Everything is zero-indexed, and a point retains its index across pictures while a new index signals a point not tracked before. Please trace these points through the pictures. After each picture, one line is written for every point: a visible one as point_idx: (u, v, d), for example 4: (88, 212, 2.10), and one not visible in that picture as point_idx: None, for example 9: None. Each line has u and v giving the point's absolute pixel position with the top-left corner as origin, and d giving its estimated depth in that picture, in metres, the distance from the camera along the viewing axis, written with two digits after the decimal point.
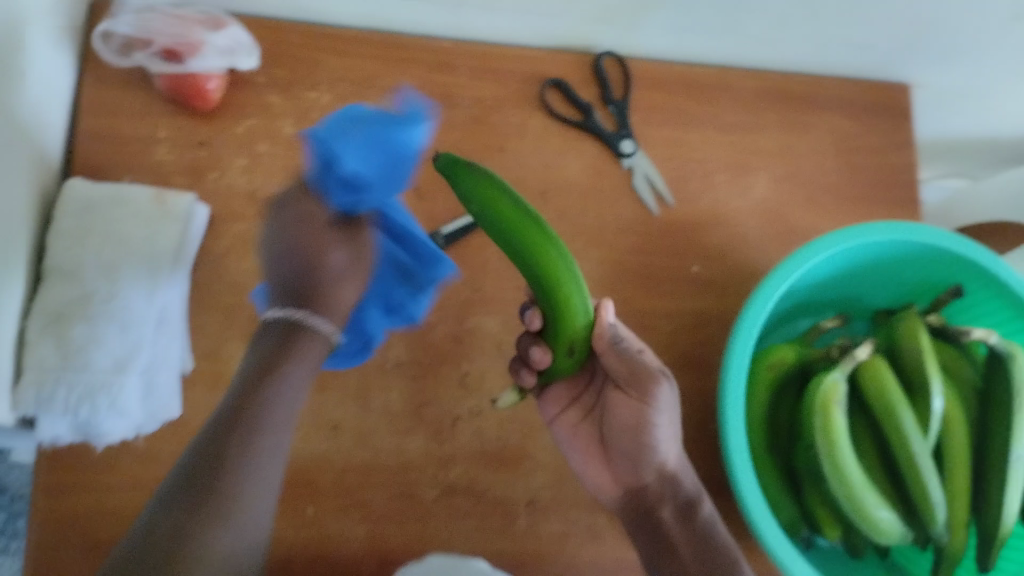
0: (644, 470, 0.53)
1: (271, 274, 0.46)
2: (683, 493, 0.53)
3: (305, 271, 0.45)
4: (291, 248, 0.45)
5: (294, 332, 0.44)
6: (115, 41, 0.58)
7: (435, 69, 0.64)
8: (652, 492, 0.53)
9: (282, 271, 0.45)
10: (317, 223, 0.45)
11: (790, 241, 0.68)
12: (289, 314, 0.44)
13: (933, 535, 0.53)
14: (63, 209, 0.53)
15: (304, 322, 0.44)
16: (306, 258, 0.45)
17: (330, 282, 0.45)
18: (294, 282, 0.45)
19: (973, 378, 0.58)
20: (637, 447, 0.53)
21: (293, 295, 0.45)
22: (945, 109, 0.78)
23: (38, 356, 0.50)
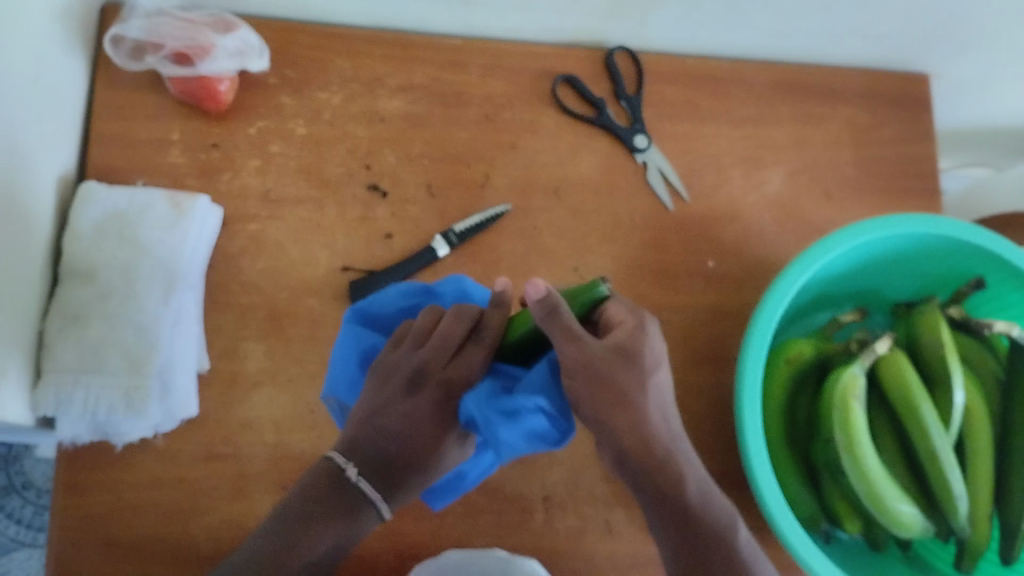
0: (620, 425, 0.43)
1: (368, 442, 0.45)
2: (666, 478, 0.43)
3: (399, 453, 0.45)
4: (399, 437, 0.45)
5: (347, 495, 0.43)
6: (126, 45, 0.59)
7: (445, 67, 0.64)
8: (636, 452, 0.43)
9: (377, 445, 0.45)
10: (438, 424, 0.46)
11: (807, 234, 0.67)
12: (350, 478, 0.43)
13: (955, 528, 0.52)
14: (79, 213, 0.54)
15: (374, 502, 0.43)
16: (417, 443, 0.45)
17: (394, 473, 0.45)
18: (379, 454, 0.45)
19: (996, 370, 0.57)
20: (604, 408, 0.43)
21: (376, 467, 0.44)
22: (965, 99, 0.77)
23: (58, 358, 0.51)
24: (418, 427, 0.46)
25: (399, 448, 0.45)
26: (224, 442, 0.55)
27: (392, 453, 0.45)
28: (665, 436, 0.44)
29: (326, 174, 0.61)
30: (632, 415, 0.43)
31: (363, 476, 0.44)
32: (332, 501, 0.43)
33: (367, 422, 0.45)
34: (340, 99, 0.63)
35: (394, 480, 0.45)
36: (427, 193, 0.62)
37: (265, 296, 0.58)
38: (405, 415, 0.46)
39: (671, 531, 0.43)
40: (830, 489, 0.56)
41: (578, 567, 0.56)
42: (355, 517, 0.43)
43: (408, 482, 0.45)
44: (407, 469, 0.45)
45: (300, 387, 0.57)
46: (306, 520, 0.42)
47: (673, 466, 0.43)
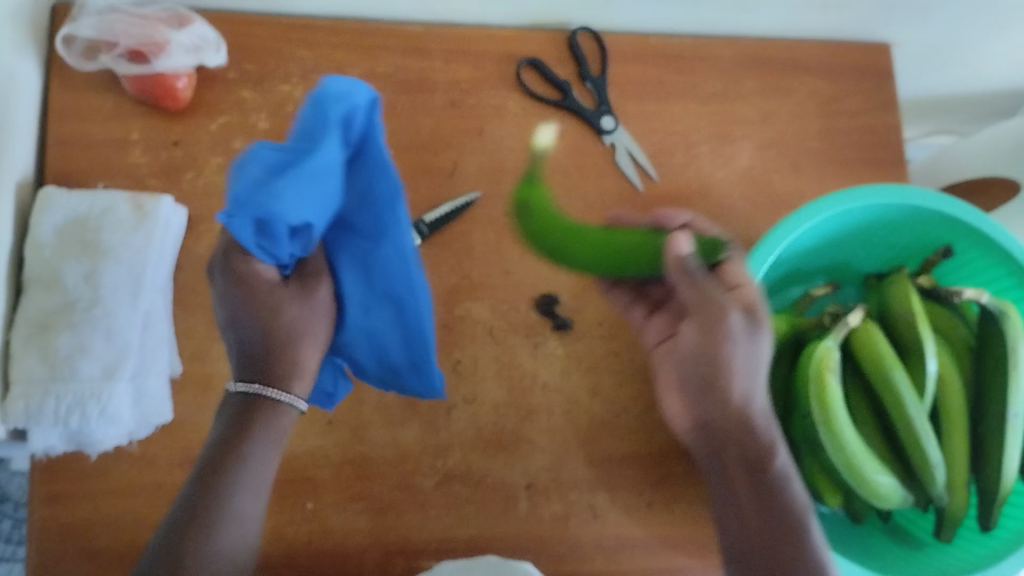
0: (712, 403, 0.48)
1: (233, 334, 0.42)
2: (753, 448, 0.47)
3: (254, 335, 0.42)
4: (246, 318, 0.42)
5: (254, 408, 0.41)
6: (78, 44, 0.57)
7: (408, 55, 0.64)
8: (719, 427, 0.48)
9: (243, 339, 0.42)
10: (259, 295, 0.42)
11: (776, 209, 0.67)
12: (247, 388, 0.42)
13: (933, 496, 0.53)
14: (40, 218, 0.53)
15: (269, 396, 0.41)
16: (267, 326, 0.42)
17: (271, 355, 0.42)
18: (246, 346, 0.42)
19: (967, 336, 0.57)
20: (713, 378, 0.47)
21: (251, 362, 0.42)
22: (927, 67, 0.77)
23: (26, 369, 0.50)
24: (246, 296, 0.42)
25: (259, 330, 0.42)
26: (201, 446, 0.54)
27: (259, 335, 0.42)
28: (744, 408, 0.47)
29: None
30: (738, 387, 0.47)
31: (255, 378, 0.42)
32: (240, 415, 0.41)
33: (224, 327, 0.43)
34: (303, 91, 0.61)
35: (274, 367, 0.42)
36: None
37: None
38: (232, 287, 0.42)
39: (741, 496, 0.48)
40: (810, 463, 0.56)
41: (565, 552, 0.56)
42: (259, 430, 0.41)
43: (278, 367, 0.42)
44: (271, 356, 0.42)
45: None
46: (228, 445, 0.41)
47: (757, 437, 0.47)
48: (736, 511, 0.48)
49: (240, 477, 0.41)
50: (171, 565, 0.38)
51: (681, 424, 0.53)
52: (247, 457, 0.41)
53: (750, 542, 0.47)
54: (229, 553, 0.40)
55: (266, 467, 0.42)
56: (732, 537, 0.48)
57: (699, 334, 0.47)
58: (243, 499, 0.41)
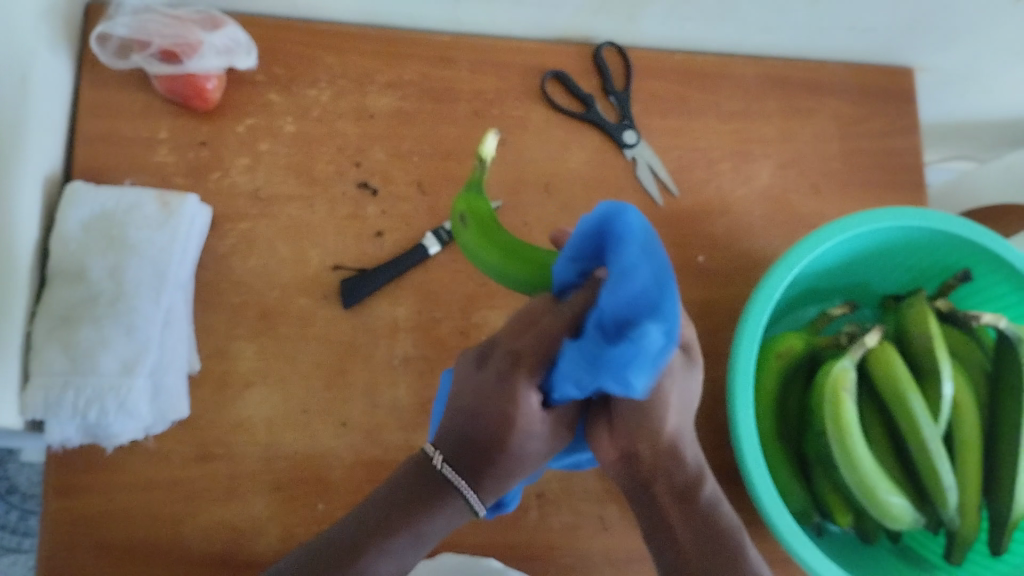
0: (636, 438, 0.43)
1: (454, 424, 0.43)
2: (681, 477, 0.44)
3: (481, 431, 0.42)
4: (475, 413, 0.42)
5: (436, 482, 0.42)
6: (112, 44, 0.58)
7: (434, 64, 0.64)
8: (645, 462, 0.44)
9: (468, 431, 0.42)
10: (514, 402, 0.41)
11: (795, 228, 0.67)
12: (436, 465, 0.42)
13: (944, 518, 0.53)
14: (66, 212, 0.54)
15: (458, 489, 0.42)
16: (497, 426, 0.41)
17: (493, 453, 0.42)
18: (465, 436, 0.42)
19: (983, 360, 0.57)
20: (647, 410, 0.42)
21: (466, 451, 0.42)
22: (950, 92, 0.77)
23: (46, 360, 0.51)
24: (491, 414, 0.41)
25: (490, 428, 0.41)
26: (216, 443, 0.55)
27: (484, 435, 0.41)
28: (674, 438, 0.44)
29: (316, 172, 0.61)
30: (671, 419, 0.43)
31: (448, 462, 0.42)
32: (432, 483, 0.42)
33: (458, 412, 0.43)
34: (329, 96, 0.62)
35: (481, 473, 0.42)
36: (417, 190, 0.62)
37: (256, 295, 0.58)
38: (489, 379, 0.42)
39: (678, 532, 0.44)
40: (822, 482, 0.56)
41: (573, 563, 0.56)
42: (443, 504, 0.42)
43: (492, 479, 0.42)
44: (491, 454, 0.42)
45: (293, 387, 0.56)
46: (400, 506, 0.42)
47: (685, 467, 0.45)
48: (670, 550, 0.44)
49: (391, 543, 0.41)
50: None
51: (608, 457, 0.48)
52: (410, 526, 0.42)
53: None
54: None
55: (420, 545, 0.42)
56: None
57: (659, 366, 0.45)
58: (399, 557, 0.42)
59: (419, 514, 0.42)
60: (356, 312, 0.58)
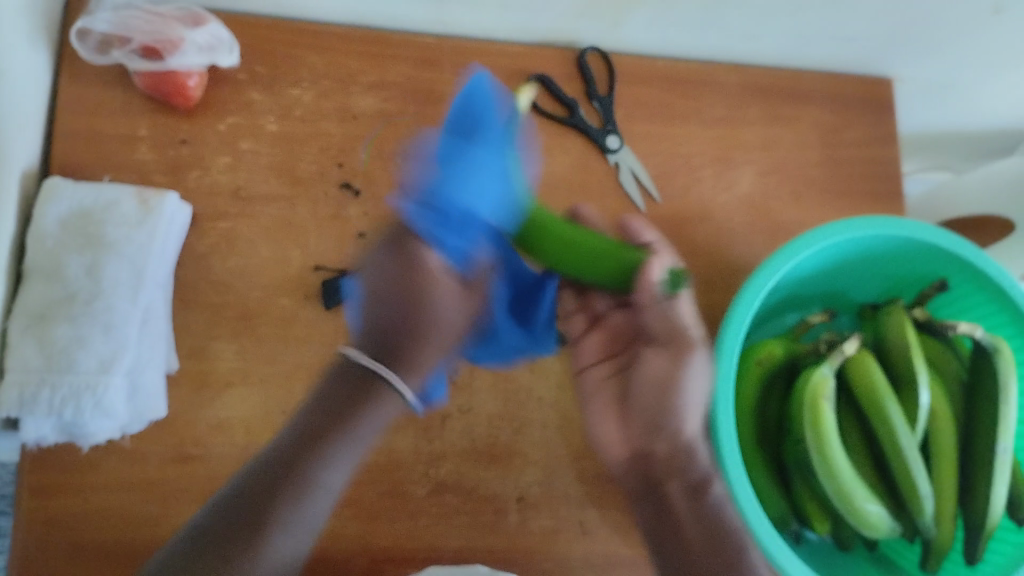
0: (658, 437, 0.51)
1: (371, 314, 0.43)
2: (695, 476, 0.51)
3: (399, 319, 0.43)
4: (391, 299, 0.43)
5: (362, 384, 0.42)
6: (92, 38, 0.57)
7: (418, 65, 0.64)
8: (662, 463, 0.51)
9: (381, 318, 0.43)
10: (419, 279, 0.43)
11: (775, 236, 0.68)
12: (368, 366, 0.42)
13: (920, 526, 0.53)
14: (44, 207, 0.53)
15: (385, 378, 0.42)
16: (416, 313, 0.43)
17: (415, 335, 0.43)
18: (387, 328, 0.43)
19: (959, 371, 0.58)
20: (666, 408, 0.51)
21: (382, 339, 0.42)
22: (928, 103, 0.78)
23: (22, 357, 0.50)
24: (393, 291, 0.43)
25: (399, 313, 0.43)
26: (193, 444, 0.54)
27: (403, 319, 0.43)
28: (692, 438, 0.51)
29: (298, 172, 0.60)
30: (691, 420, 0.51)
31: (376, 360, 0.42)
32: (353, 386, 0.42)
33: (375, 299, 0.43)
34: (312, 95, 0.62)
35: (398, 355, 0.42)
36: (400, 192, 0.62)
37: (236, 295, 0.57)
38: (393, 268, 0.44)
39: (687, 527, 0.50)
40: (800, 489, 0.56)
41: (552, 568, 0.56)
42: (362, 413, 0.41)
43: (413, 353, 0.43)
44: (409, 335, 0.43)
45: (272, 388, 0.56)
46: (330, 419, 0.41)
47: (699, 466, 0.51)
48: (674, 538, 0.50)
49: (330, 453, 0.41)
50: (238, 530, 0.39)
51: (620, 454, 0.54)
52: (339, 436, 0.41)
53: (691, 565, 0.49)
54: (289, 544, 0.40)
55: (345, 459, 0.42)
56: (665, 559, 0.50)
57: (670, 363, 0.51)
58: (328, 476, 0.41)
59: (341, 429, 0.41)
60: (337, 314, 0.58)
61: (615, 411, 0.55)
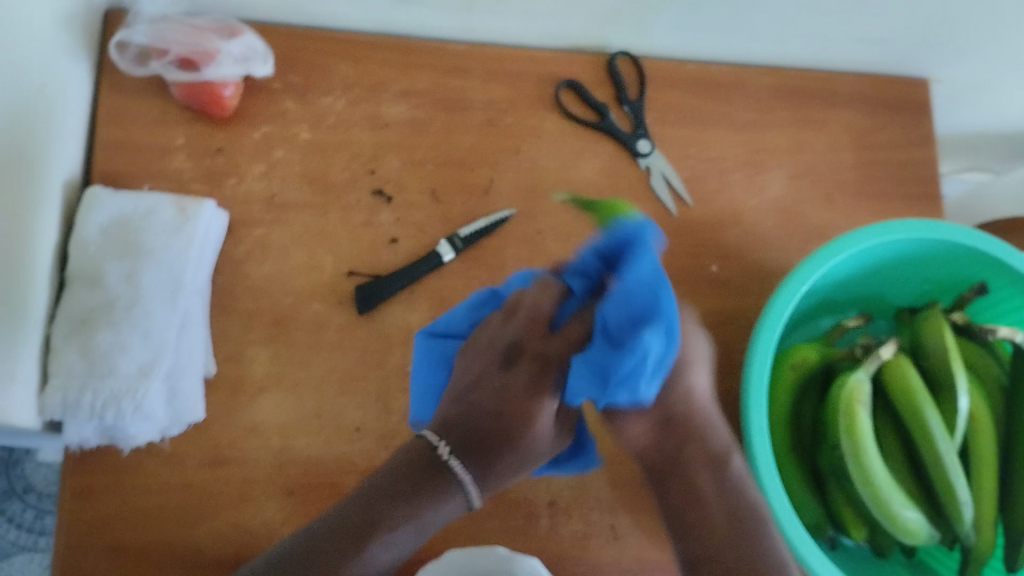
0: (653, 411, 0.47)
1: (457, 416, 0.47)
2: (712, 449, 0.46)
3: (493, 421, 0.46)
4: (489, 411, 0.47)
5: (437, 474, 0.44)
6: (130, 51, 0.59)
7: (449, 72, 0.64)
8: (678, 440, 0.47)
9: (469, 416, 0.47)
10: (514, 392, 0.47)
11: (809, 239, 0.67)
12: (441, 456, 0.45)
13: (959, 533, 0.52)
14: (86, 216, 0.54)
15: (458, 478, 0.44)
16: (508, 414, 0.47)
17: (504, 437, 0.46)
18: (467, 430, 0.46)
19: (1000, 376, 0.57)
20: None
21: (467, 441, 0.46)
22: (966, 103, 0.77)
23: (64, 362, 0.51)
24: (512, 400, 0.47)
25: (494, 416, 0.47)
26: (229, 448, 0.55)
27: (498, 413, 0.47)
28: (700, 402, 0.48)
29: (331, 179, 0.61)
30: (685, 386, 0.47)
31: (454, 455, 0.45)
32: (425, 468, 0.44)
33: (461, 398, 0.48)
34: (344, 103, 0.63)
35: (483, 457, 0.45)
36: (431, 198, 0.62)
37: (269, 301, 0.58)
38: (496, 380, 0.48)
39: (699, 490, 0.45)
40: (836, 495, 0.56)
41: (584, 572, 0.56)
42: (439, 496, 0.43)
43: (475, 467, 0.45)
44: (499, 443, 0.46)
45: (305, 392, 0.57)
46: (409, 487, 0.43)
47: (713, 440, 0.47)
48: (696, 512, 0.45)
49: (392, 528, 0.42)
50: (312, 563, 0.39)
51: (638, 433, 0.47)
52: (410, 503, 0.43)
53: (715, 545, 0.43)
54: None
55: (415, 537, 0.43)
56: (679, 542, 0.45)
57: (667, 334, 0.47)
58: (392, 549, 0.41)
59: (421, 502, 0.43)
60: (369, 319, 0.58)
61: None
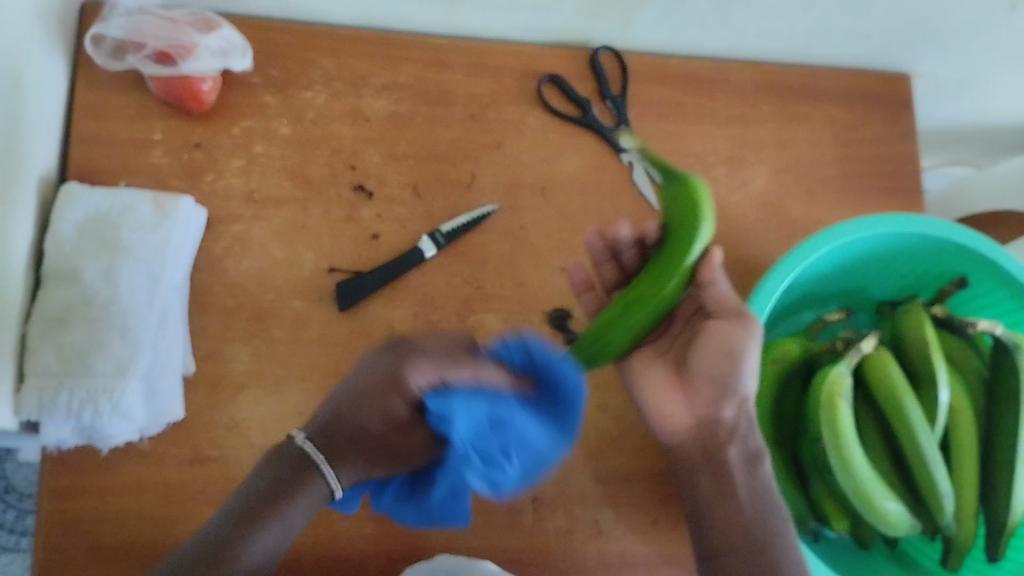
0: (725, 403, 0.50)
1: (341, 406, 0.47)
2: (750, 445, 0.50)
3: (367, 416, 0.46)
4: (359, 399, 0.46)
5: (301, 474, 0.44)
6: (106, 45, 0.58)
7: (430, 67, 0.64)
8: (724, 428, 0.50)
9: (358, 410, 0.46)
10: (401, 395, 0.46)
11: (791, 233, 0.67)
12: (310, 454, 0.45)
13: (941, 524, 0.53)
14: (62, 212, 0.54)
15: (321, 470, 0.44)
16: (376, 401, 0.46)
17: (360, 426, 0.46)
18: (348, 425, 0.46)
19: (980, 367, 0.57)
20: (726, 374, 0.49)
21: (327, 435, 0.45)
22: (947, 98, 0.77)
23: (41, 363, 0.50)
24: (377, 387, 0.46)
25: (367, 404, 0.46)
26: (209, 445, 0.54)
27: (352, 415, 0.46)
28: (742, 417, 0.50)
29: (311, 175, 0.61)
30: (734, 403, 0.50)
31: (320, 451, 0.45)
32: (291, 469, 0.44)
33: (345, 399, 0.47)
34: (325, 98, 0.62)
35: (337, 447, 0.45)
36: (413, 193, 0.62)
37: (250, 297, 0.58)
38: (381, 377, 0.46)
39: (733, 501, 0.49)
40: (817, 488, 0.56)
41: (569, 568, 0.56)
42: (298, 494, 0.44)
43: (354, 457, 0.46)
44: (358, 440, 0.46)
45: (287, 389, 0.56)
46: (273, 488, 0.43)
47: (749, 439, 0.50)
48: (723, 510, 0.49)
49: (268, 521, 0.42)
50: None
51: (684, 425, 0.52)
52: (278, 500, 0.43)
53: (732, 544, 0.48)
54: None
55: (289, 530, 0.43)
56: (700, 531, 0.50)
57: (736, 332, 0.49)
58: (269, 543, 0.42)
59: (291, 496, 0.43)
60: (351, 315, 0.58)
61: (677, 389, 0.53)
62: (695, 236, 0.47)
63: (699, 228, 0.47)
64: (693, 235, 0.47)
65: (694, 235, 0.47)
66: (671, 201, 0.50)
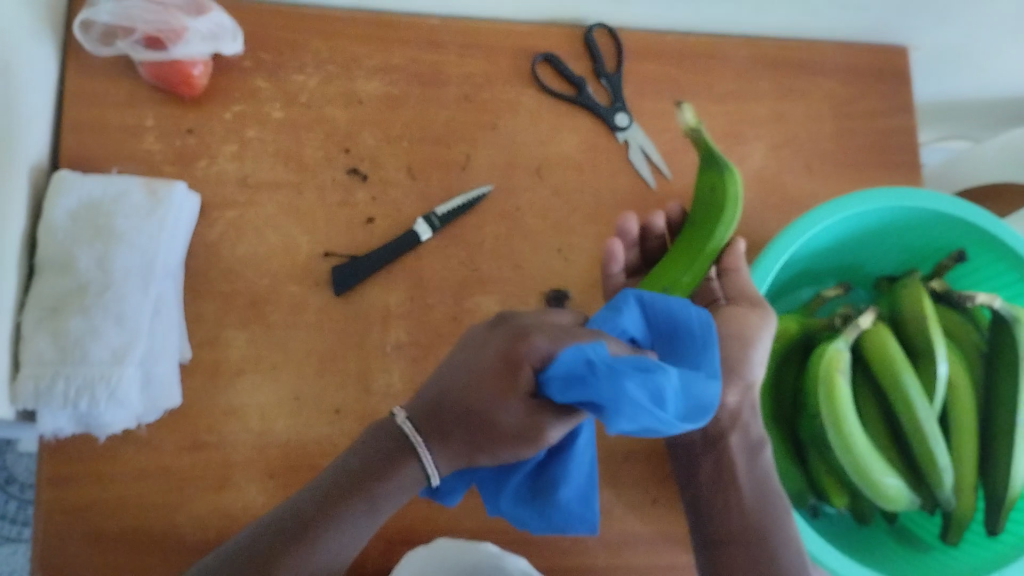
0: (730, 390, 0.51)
1: (452, 380, 0.44)
2: (752, 436, 0.52)
3: (475, 393, 0.43)
4: (475, 379, 0.43)
5: (400, 454, 0.43)
6: (95, 30, 0.57)
7: (423, 48, 0.64)
8: (727, 415, 0.52)
9: (451, 388, 0.44)
10: (513, 381, 0.42)
11: (788, 209, 0.67)
12: (399, 423, 0.44)
13: (940, 499, 0.53)
14: (53, 201, 0.53)
15: (418, 452, 0.43)
16: (483, 382, 0.42)
17: (486, 412, 0.42)
18: (454, 403, 0.43)
19: (979, 341, 0.57)
20: (737, 360, 0.50)
21: (433, 417, 0.43)
22: (945, 70, 0.77)
23: (36, 350, 0.50)
24: (485, 368, 0.43)
25: (477, 382, 0.43)
26: (208, 431, 0.54)
27: (465, 397, 0.43)
28: (745, 407, 0.52)
29: (305, 159, 0.60)
30: (738, 391, 0.51)
31: (413, 424, 0.44)
32: (387, 451, 0.43)
33: (459, 371, 0.44)
34: (317, 81, 0.62)
35: (444, 434, 0.43)
36: (408, 175, 0.61)
37: (245, 283, 0.57)
38: (490, 362, 0.43)
39: (732, 488, 0.50)
40: (816, 464, 0.56)
41: (569, 547, 0.56)
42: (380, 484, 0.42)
43: (464, 436, 0.42)
44: (469, 417, 0.42)
45: (284, 374, 0.56)
46: (361, 470, 0.43)
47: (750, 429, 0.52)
48: (724, 496, 0.50)
49: (342, 514, 0.42)
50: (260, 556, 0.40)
51: None
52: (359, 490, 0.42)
53: (739, 530, 0.49)
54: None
55: (374, 516, 0.43)
56: (705, 520, 0.51)
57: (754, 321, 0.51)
58: (339, 538, 0.41)
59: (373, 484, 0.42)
60: (347, 299, 0.58)
61: None
62: (731, 212, 0.51)
63: (730, 207, 0.51)
64: (726, 219, 0.51)
65: (727, 213, 0.51)
66: (709, 188, 0.52)
